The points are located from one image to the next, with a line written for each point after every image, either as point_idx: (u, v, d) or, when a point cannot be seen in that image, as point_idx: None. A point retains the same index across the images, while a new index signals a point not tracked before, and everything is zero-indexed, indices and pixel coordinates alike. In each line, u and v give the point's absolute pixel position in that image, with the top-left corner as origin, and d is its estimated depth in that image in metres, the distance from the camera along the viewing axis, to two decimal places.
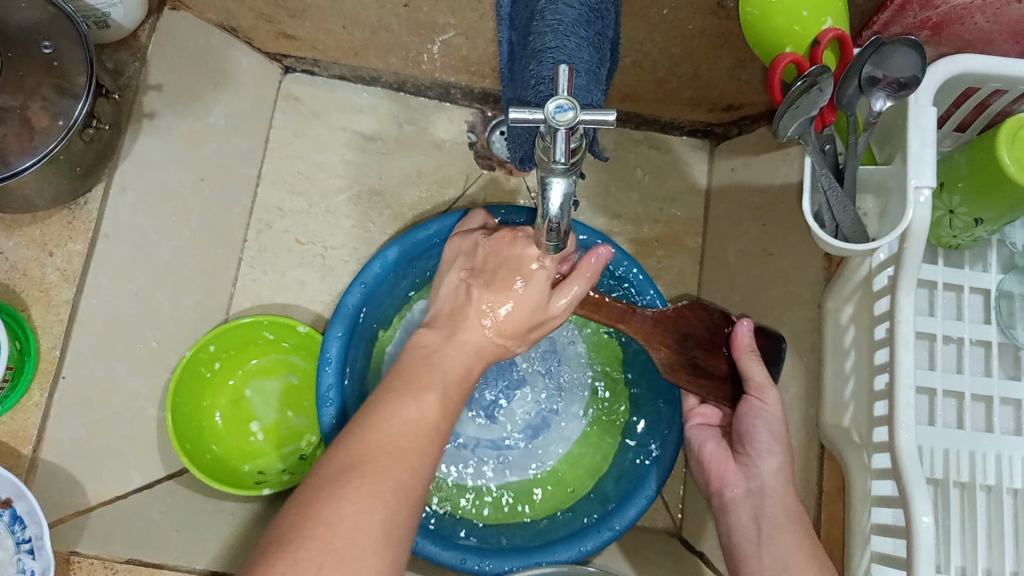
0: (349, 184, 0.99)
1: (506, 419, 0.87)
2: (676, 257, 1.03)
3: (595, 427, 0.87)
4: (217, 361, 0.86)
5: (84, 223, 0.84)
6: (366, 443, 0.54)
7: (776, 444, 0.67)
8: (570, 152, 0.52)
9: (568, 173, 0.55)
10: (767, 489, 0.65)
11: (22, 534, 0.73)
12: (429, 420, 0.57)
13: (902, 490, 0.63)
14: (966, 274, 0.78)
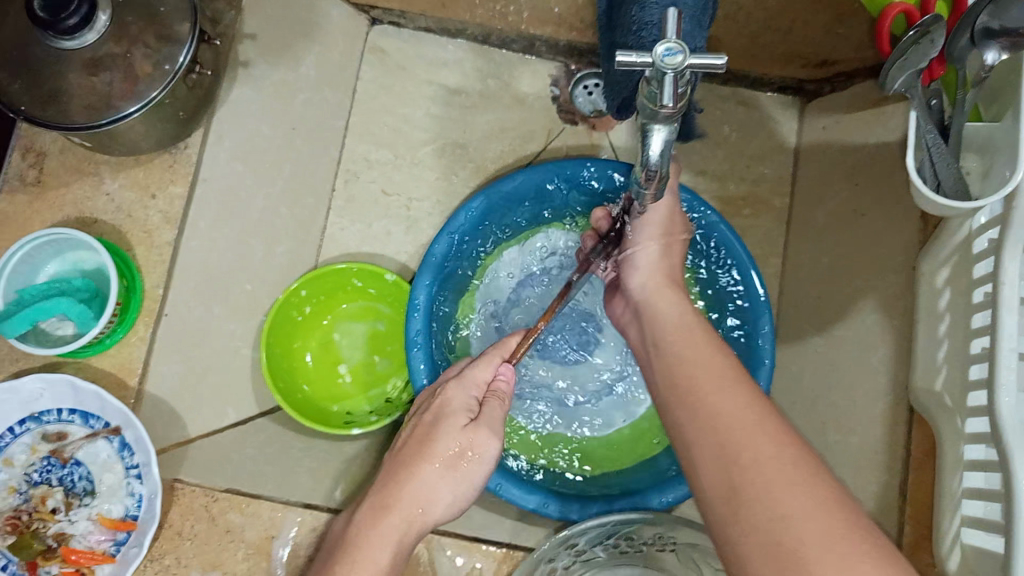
0: (434, 137, 0.98)
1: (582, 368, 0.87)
2: (761, 217, 1.01)
3: None
4: (307, 306, 0.88)
5: (185, 167, 0.90)
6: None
7: (649, 241, 0.72)
8: (676, 98, 0.51)
9: (669, 120, 0.55)
10: (642, 297, 0.70)
11: (130, 460, 0.80)
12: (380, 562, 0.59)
13: (1001, 457, 0.61)
14: None
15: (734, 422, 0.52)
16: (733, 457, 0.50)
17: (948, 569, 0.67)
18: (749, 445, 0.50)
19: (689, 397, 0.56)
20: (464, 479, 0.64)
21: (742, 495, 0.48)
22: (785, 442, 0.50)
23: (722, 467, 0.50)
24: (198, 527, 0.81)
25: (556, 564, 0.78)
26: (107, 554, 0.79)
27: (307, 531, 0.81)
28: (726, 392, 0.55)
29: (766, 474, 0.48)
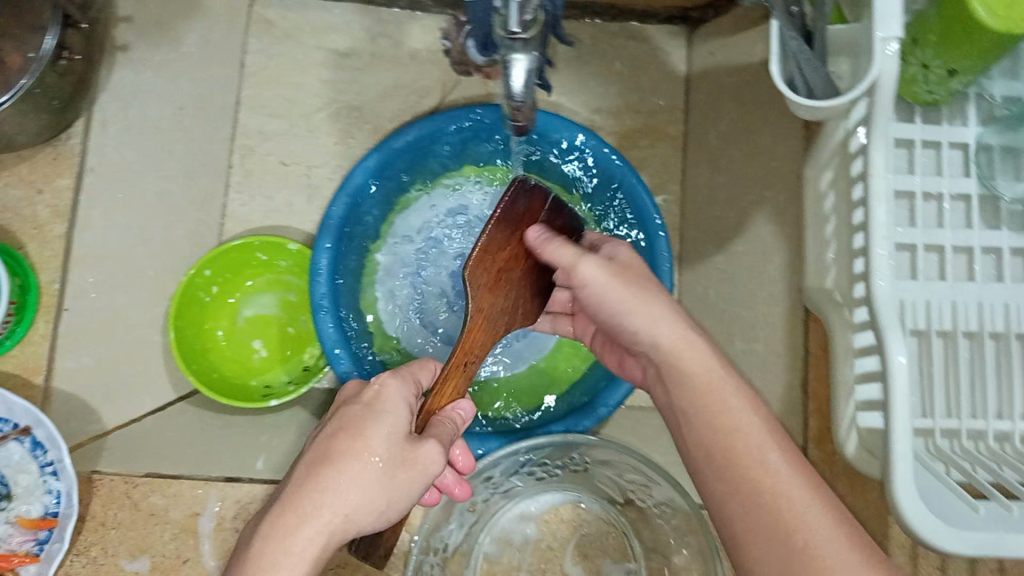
0: (328, 103, 0.98)
1: None
2: (659, 146, 1.01)
3: None
4: (214, 285, 0.88)
5: (69, 158, 0.90)
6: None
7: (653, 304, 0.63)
8: (523, 23, 0.54)
9: (526, 45, 0.56)
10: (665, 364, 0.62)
11: (44, 458, 0.78)
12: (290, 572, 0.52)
13: (879, 335, 0.64)
14: (944, 130, 0.77)
15: (759, 471, 0.53)
16: (759, 515, 0.51)
17: (847, 451, 0.72)
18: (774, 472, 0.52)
19: (713, 435, 0.56)
20: (397, 488, 0.58)
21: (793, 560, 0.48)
22: (806, 483, 0.52)
23: (767, 530, 0.50)
24: (120, 515, 0.79)
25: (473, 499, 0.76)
26: (31, 554, 0.77)
27: (231, 504, 0.80)
28: (759, 441, 0.54)
29: (816, 536, 0.48)
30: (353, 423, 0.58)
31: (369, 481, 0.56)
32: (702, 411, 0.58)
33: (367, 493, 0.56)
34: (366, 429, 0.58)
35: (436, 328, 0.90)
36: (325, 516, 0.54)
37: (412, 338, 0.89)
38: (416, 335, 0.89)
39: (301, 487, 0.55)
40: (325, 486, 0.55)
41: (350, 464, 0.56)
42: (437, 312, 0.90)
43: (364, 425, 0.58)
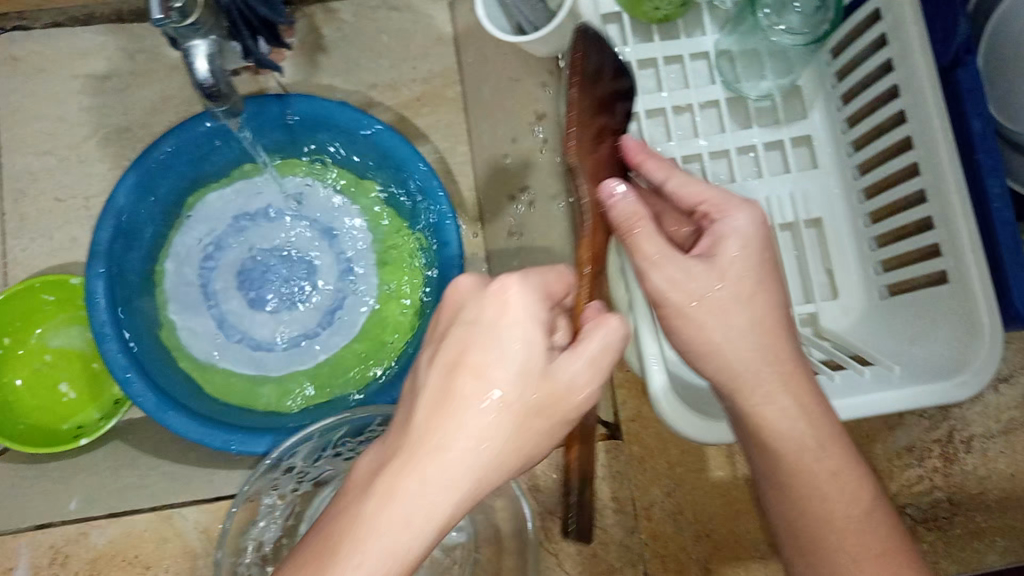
0: (95, 129, 0.95)
1: (299, 301, 0.90)
2: (441, 114, 0.98)
3: (390, 291, 0.90)
4: (5, 336, 0.86)
5: None
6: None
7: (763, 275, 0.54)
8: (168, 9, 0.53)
9: (191, 28, 0.56)
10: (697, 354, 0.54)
11: None
12: None
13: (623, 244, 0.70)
14: (683, 43, 0.82)
15: (840, 522, 0.51)
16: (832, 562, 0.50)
17: None
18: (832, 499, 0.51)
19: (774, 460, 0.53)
20: (529, 423, 0.44)
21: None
22: (886, 529, 0.51)
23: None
24: None
25: (281, 492, 0.74)
26: None
27: (45, 551, 0.77)
28: (826, 481, 0.51)
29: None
30: (464, 370, 0.43)
31: (402, 499, 0.41)
32: (787, 474, 0.52)
33: (455, 468, 0.42)
34: (454, 398, 0.43)
35: (244, 335, 0.88)
36: (439, 494, 0.41)
37: (220, 351, 0.87)
38: (223, 347, 0.87)
39: (401, 462, 0.42)
40: (337, 543, 0.40)
41: (421, 462, 0.41)
42: (244, 319, 0.89)
43: (498, 361, 0.44)
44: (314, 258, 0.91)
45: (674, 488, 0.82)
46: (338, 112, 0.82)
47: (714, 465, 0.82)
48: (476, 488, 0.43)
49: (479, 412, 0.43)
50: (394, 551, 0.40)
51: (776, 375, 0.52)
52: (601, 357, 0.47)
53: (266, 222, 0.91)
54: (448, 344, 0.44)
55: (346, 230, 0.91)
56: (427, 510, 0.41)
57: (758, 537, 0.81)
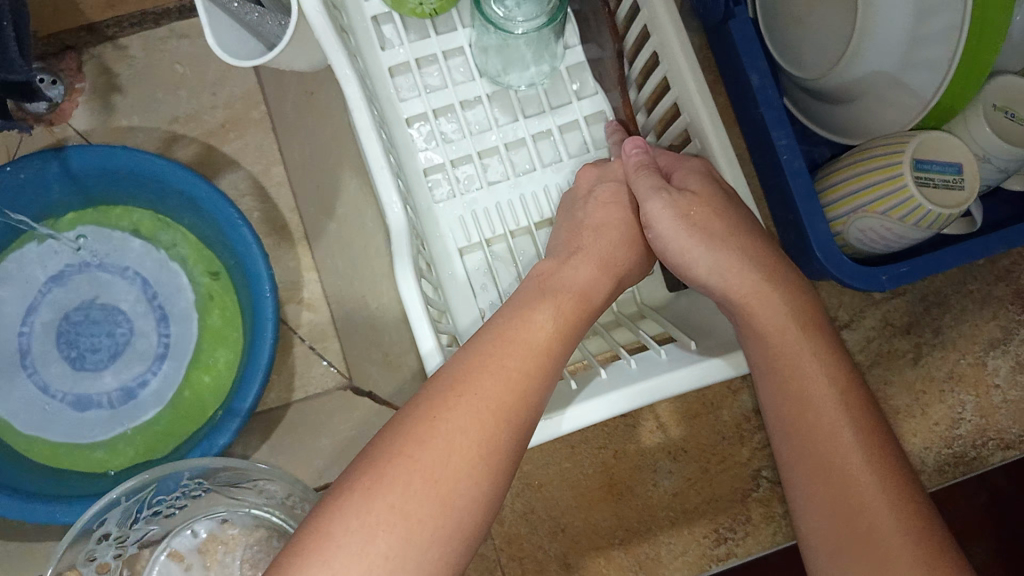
0: None
1: (124, 354, 0.87)
2: (248, 139, 0.95)
3: (214, 329, 0.87)
4: None
5: None
6: (828, 437, 0.55)
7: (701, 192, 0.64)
8: None
9: None
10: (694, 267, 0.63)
11: None
12: (467, 436, 0.50)
13: (396, 254, 0.65)
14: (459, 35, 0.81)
15: (817, 399, 0.56)
16: (811, 434, 0.56)
17: None
18: (812, 382, 0.57)
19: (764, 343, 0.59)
20: (500, 363, 0.54)
21: (839, 487, 0.53)
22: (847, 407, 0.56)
23: (811, 459, 0.55)
24: None
25: (103, 558, 0.71)
26: None
27: None
28: (803, 369, 0.57)
29: (851, 461, 0.54)
30: (461, 377, 0.53)
31: (395, 490, 0.47)
32: (772, 363, 0.58)
33: (499, 368, 0.53)
34: (436, 412, 0.50)
35: (69, 400, 0.86)
36: (400, 489, 0.47)
37: (49, 423, 0.85)
38: (51, 417, 0.85)
39: (369, 470, 0.48)
40: (326, 530, 0.45)
41: (406, 458, 0.48)
42: (66, 384, 0.86)
43: (467, 388, 0.52)
44: (133, 306, 0.88)
45: (523, 489, 0.79)
46: (114, 157, 0.78)
47: (555, 460, 0.79)
48: (434, 488, 0.48)
49: (447, 427, 0.50)
50: (390, 539, 0.46)
51: (763, 276, 0.61)
52: (523, 379, 0.54)
53: (83, 280, 0.88)
54: (466, 352, 0.55)
55: (162, 272, 0.89)
56: (412, 501, 0.47)
57: (615, 522, 0.78)
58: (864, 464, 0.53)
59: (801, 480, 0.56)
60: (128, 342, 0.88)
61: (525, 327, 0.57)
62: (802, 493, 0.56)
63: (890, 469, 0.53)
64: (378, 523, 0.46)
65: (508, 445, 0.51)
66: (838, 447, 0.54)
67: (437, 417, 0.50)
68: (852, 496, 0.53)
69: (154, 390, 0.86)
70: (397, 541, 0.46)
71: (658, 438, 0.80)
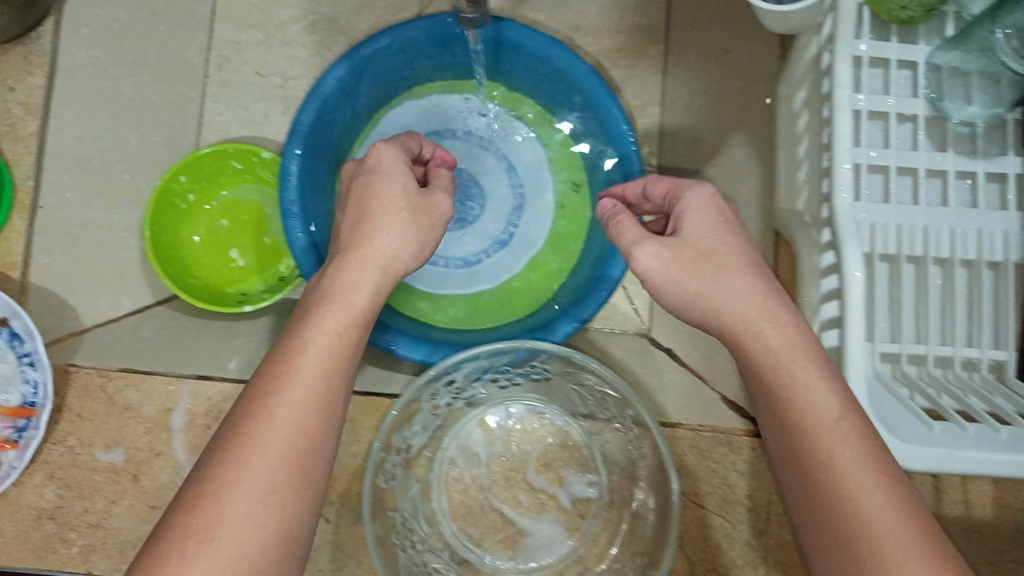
0: (303, 14, 0.95)
1: (471, 225, 0.90)
2: (638, 67, 0.95)
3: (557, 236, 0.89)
4: (190, 192, 0.88)
5: (41, 58, 0.87)
6: (841, 503, 0.47)
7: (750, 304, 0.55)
8: None
9: None
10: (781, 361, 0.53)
11: (22, 348, 0.78)
12: (289, 441, 0.49)
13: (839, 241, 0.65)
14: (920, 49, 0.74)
15: (818, 444, 0.49)
16: (801, 473, 0.50)
17: None
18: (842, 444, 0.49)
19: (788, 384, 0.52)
20: (335, 352, 0.53)
21: (824, 526, 0.48)
22: (848, 425, 0.50)
23: (810, 494, 0.49)
24: (96, 408, 0.79)
25: (439, 402, 0.75)
26: (11, 440, 0.77)
27: (204, 402, 0.79)
28: (804, 394, 0.51)
29: (860, 504, 0.47)
30: (336, 305, 0.55)
31: (287, 403, 0.50)
32: (762, 386, 0.54)
33: (324, 351, 0.53)
34: (307, 323, 0.53)
35: None
36: (295, 403, 0.50)
37: None
38: None
39: (232, 442, 0.48)
40: (228, 443, 0.48)
41: (248, 446, 0.48)
42: None
43: (272, 405, 0.50)
44: (492, 184, 0.91)
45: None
46: (543, 42, 0.80)
47: None
48: (277, 484, 0.48)
49: (312, 344, 0.53)
50: (294, 437, 0.49)
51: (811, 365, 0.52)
52: (319, 412, 0.51)
53: (454, 144, 0.90)
54: (355, 239, 0.59)
55: (528, 162, 0.91)
56: (303, 404, 0.50)
57: None
58: (882, 504, 0.47)
59: (794, 494, 0.51)
60: (477, 214, 0.90)
61: (382, 184, 0.61)
62: (825, 552, 0.48)
63: (922, 534, 0.46)
64: (250, 508, 0.46)
65: (362, 329, 0.56)
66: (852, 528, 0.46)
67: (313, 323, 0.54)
68: (838, 533, 0.47)
69: (487, 268, 0.89)
70: (301, 431, 0.49)
71: None
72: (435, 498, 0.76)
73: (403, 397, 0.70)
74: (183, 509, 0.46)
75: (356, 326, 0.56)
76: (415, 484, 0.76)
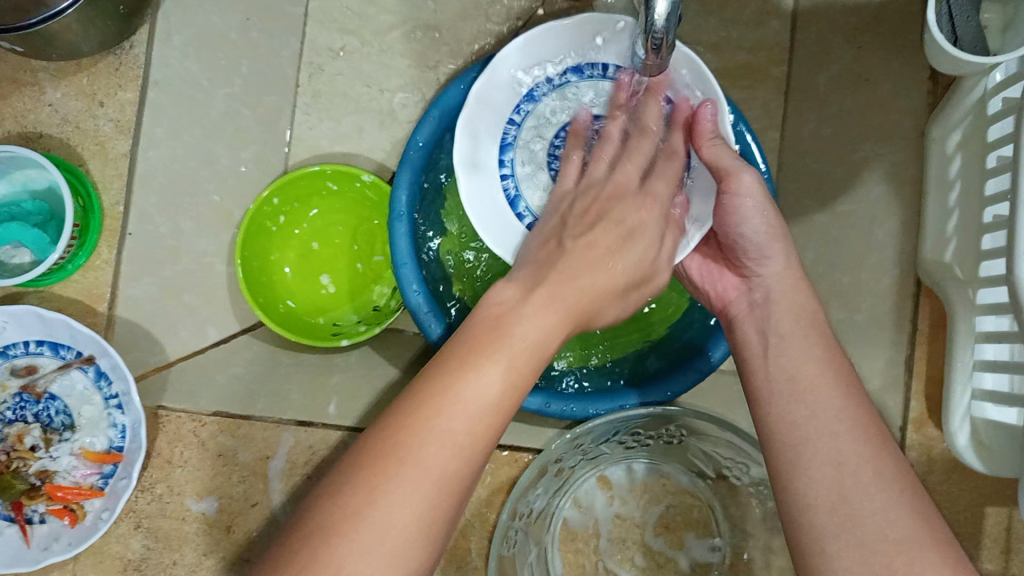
0: (403, 20, 0.87)
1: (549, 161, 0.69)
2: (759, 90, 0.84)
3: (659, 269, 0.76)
4: (281, 215, 0.83)
5: (132, 70, 0.83)
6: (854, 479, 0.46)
7: (775, 241, 0.57)
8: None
9: None
10: (773, 295, 0.56)
11: (109, 390, 0.74)
12: (469, 429, 0.45)
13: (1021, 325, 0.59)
14: None
15: (821, 417, 0.49)
16: (811, 450, 0.48)
17: (956, 442, 0.69)
18: (836, 434, 0.48)
19: (795, 375, 0.51)
20: (506, 361, 0.47)
21: (846, 497, 0.46)
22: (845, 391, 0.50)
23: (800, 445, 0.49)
24: (188, 453, 0.76)
25: (563, 463, 0.70)
26: (94, 488, 0.73)
27: (302, 448, 0.77)
28: (819, 372, 0.51)
29: (863, 470, 0.46)
30: (554, 280, 0.52)
31: (454, 414, 0.45)
32: (790, 386, 0.51)
33: (515, 345, 0.48)
34: (465, 374, 0.45)
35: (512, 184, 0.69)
36: (443, 446, 0.44)
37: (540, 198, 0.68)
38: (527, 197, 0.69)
39: (423, 393, 0.45)
40: (418, 423, 0.44)
41: (434, 410, 0.44)
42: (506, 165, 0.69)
43: (460, 386, 0.45)
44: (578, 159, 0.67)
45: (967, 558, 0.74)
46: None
47: (985, 556, 0.74)
48: (467, 441, 0.44)
49: (526, 328, 0.48)
50: (474, 425, 0.45)
51: (816, 351, 0.52)
52: (497, 407, 0.46)
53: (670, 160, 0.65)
54: (507, 318, 0.49)
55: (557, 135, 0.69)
56: (502, 396, 0.46)
57: None
58: (902, 515, 0.45)
59: (808, 470, 0.48)
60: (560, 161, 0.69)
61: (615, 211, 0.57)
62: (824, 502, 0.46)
63: (923, 518, 0.45)
64: (450, 449, 0.44)
65: (532, 371, 0.48)
66: (884, 525, 0.44)
67: (514, 318, 0.48)
68: (849, 493, 0.46)
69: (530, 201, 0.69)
70: (499, 409, 0.46)
71: None
72: (551, 559, 0.72)
73: (539, 458, 0.67)
74: (359, 458, 0.43)
75: (567, 321, 0.51)
76: (533, 546, 0.72)
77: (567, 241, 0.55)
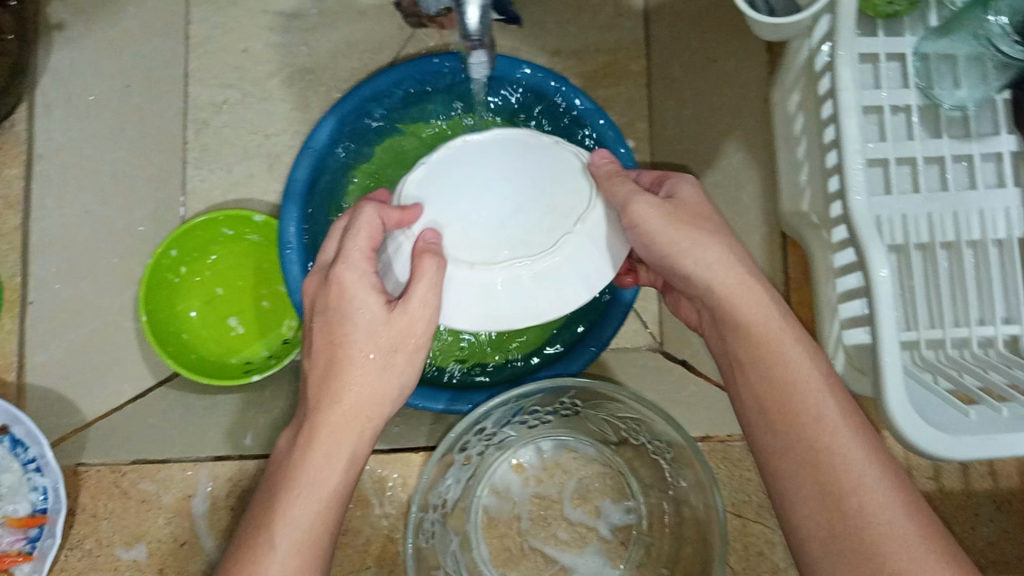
0: (279, 67, 0.92)
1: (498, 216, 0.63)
2: None
3: None
4: (182, 265, 0.86)
5: (15, 146, 0.86)
6: (845, 475, 0.48)
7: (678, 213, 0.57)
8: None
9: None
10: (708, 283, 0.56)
11: (26, 455, 0.75)
12: (307, 532, 0.54)
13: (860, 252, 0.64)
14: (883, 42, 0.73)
15: (808, 419, 0.51)
16: (791, 459, 0.51)
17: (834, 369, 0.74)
18: (811, 421, 0.51)
19: (769, 374, 0.54)
20: (301, 486, 0.54)
21: (833, 496, 0.48)
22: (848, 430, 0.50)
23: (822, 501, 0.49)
24: (111, 505, 0.77)
25: (469, 452, 0.73)
26: (23, 553, 0.74)
27: (224, 481, 0.77)
28: (794, 358, 0.53)
29: (848, 458, 0.49)
30: (323, 403, 0.56)
31: (276, 545, 0.53)
32: (768, 388, 0.53)
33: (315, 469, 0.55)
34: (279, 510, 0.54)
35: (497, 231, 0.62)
36: None
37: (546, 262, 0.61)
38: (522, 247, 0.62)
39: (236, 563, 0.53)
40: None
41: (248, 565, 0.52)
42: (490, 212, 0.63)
43: (263, 535, 0.53)
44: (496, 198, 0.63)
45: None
46: (534, 75, 0.82)
47: None
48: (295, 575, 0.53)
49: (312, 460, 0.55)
50: (294, 552, 0.53)
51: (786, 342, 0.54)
52: (314, 529, 0.54)
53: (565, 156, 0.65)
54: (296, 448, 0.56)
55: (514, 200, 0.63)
56: (303, 536, 0.53)
57: None
58: (885, 507, 0.47)
59: (796, 485, 0.50)
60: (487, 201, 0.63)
61: (348, 331, 0.56)
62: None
63: (908, 500, 0.48)
64: None
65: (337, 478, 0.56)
66: (865, 513, 0.47)
67: (300, 460, 0.55)
68: (840, 493, 0.48)
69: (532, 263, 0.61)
70: (308, 541, 0.54)
71: (988, 483, 0.78)
72: (475, 547, 0.74)
73: (437, 450, 0.69)
74: None
75: (358, 424, 0.57)
76: (454, 536, 0.74)
77: (320, 358, 0.57)
